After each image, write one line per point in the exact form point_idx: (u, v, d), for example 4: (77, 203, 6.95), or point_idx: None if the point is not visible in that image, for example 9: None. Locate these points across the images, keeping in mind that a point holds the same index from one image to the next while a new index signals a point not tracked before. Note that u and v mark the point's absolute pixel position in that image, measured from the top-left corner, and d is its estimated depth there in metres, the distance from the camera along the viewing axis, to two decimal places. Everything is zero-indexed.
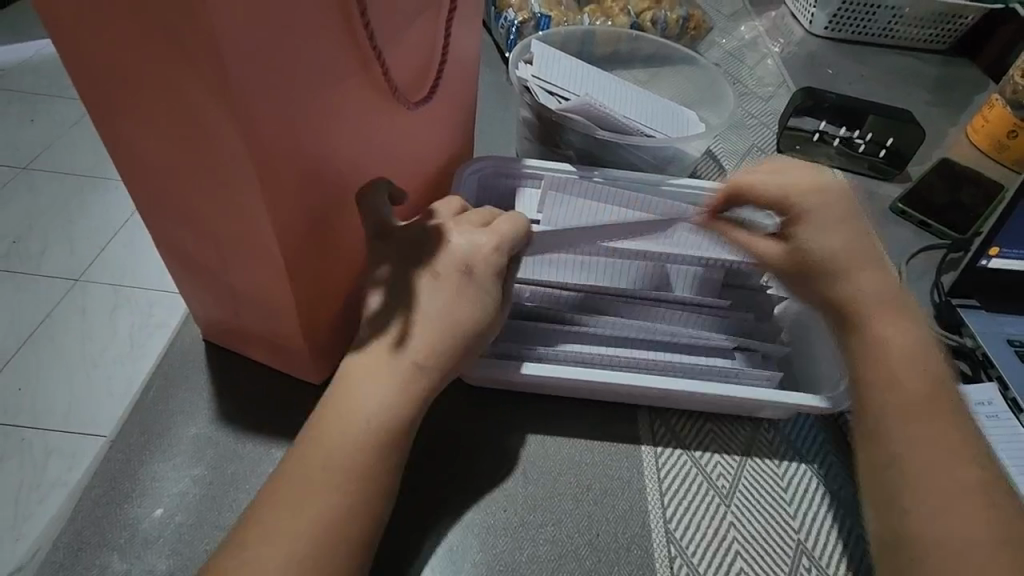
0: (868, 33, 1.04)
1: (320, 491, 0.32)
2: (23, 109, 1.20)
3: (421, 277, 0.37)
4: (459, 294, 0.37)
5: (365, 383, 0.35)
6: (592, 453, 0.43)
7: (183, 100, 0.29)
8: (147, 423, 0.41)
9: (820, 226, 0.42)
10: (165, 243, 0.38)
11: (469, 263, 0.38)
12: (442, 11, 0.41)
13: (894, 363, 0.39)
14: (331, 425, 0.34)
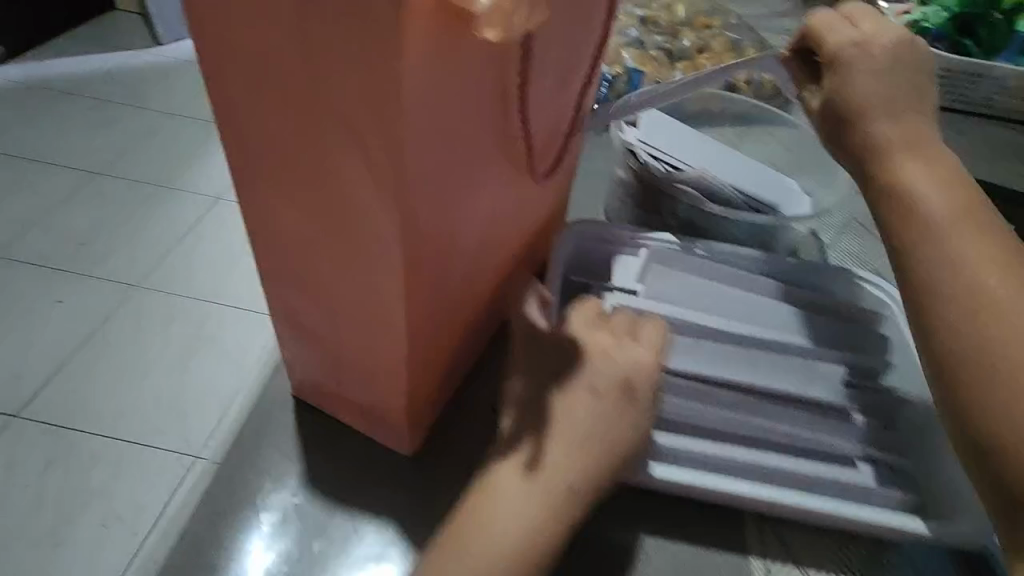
0: (968, 103, 0.98)
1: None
2: (110, 117, 1.25)
3: (581, 394, 0.36)
4: (618, 415, 0.35)
5: (511, 497, 0.33)
6: (698, 562, 0.39)
7: (340, 175, 0.27)
8: (236, 482, 0.39)
9: (868, 76, 0.42)
10: (278, 304, 0.37)
11: (630, 381, 0.36)
12: (578, 82, 0.40)
13: (948, 224, 0.37)
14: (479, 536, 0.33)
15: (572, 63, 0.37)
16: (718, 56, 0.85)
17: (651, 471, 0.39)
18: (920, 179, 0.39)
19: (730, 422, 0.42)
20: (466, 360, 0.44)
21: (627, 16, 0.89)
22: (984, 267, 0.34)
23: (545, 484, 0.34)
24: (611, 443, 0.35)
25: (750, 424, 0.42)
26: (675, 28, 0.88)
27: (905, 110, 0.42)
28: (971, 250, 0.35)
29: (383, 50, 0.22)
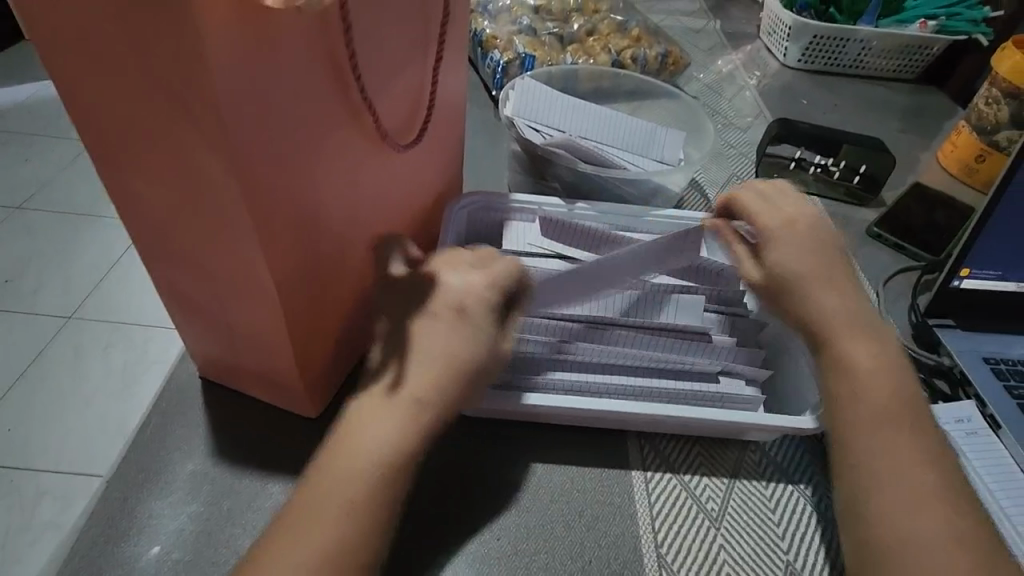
0: (838, 64, 1.09)
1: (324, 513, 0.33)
2: (19, 150, 1.22)
3: (426, 318, 0.39)
4: (453, 330, 0.38)
5: (366, 417, 0.36)
6: (581, 478, 0.44)
7: (183, 150, 0.30)
8: (145, 461, 0.41)
9: (782, 246, 0.44)
10: (163, 285, 0.40)
11: (462, 301, 0.39)
12: (430, 56, 0.44)
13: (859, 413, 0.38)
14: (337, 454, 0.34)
15: (415, 37, 0.41)
16: (605, 37, 0.90)
17: (524, 400, 0.43)
18: (837, 323, 0.41)
19: (596, 352, 0.46)
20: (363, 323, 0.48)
21: (520, 6, 0.94)
22: (876, 387, 0.39)
23: (402, 399, 0.36)
24: (461, 363, 0.38)
25: (614, 350, 0.46)
26: (566, 14, 0.94)
27: (833, 270, 0.44)
28: (868, 369, 0.39)
29: (187, 34, 0.25)
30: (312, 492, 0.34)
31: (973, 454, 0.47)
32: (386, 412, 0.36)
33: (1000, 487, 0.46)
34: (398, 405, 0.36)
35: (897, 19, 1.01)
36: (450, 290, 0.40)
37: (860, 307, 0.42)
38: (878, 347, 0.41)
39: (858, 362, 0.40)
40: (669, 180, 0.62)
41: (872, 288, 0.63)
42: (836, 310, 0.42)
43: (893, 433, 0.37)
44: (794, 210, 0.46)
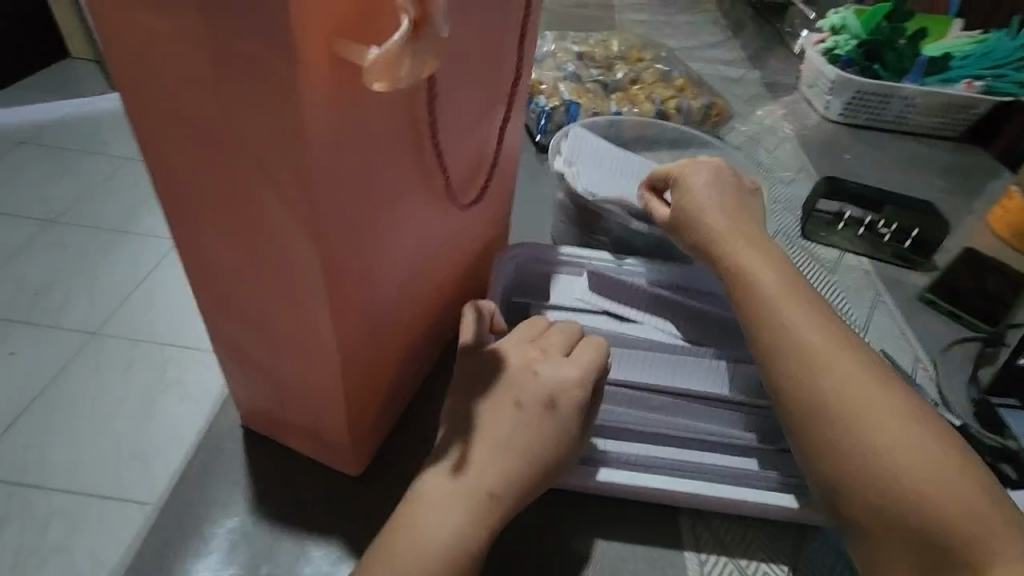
0: (881, 120, 1.08)
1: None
2: (62, 165, 1.25)
3: (507, 410, 0.38)
4: (541, 428, 0.37)
5: (435, 506, 0.35)
6: (632, 557, 0.42)
7: (264, 216, 0.30)
8: (184, 513, 0.40)
9: (708, 211, 0.47)
10: (219, 337, 0.40)
11: (554, 396, 0.38)
12: (496, 114, 0.44)
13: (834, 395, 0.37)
14: (404, 539, 0.34)
15: (486, 100, 0.41)
16: (649, 86, 0.91)
17: (599, 477, 0.42)
18: (766, 285, 0.42)
19: (647, 427, 0.45)
20: (410, 378, 0.47)
21: (564, 52, 0.95)
22: (845, 375, 0.37)
23: (469, 491, 0.35)
24: (539, 452, 0.37)
25: (668, 426, 0.45)
26: (609, 62, 0.95)
27: (771, 256, 0.45)
28: (844, 366, 0.38)
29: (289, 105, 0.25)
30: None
31: None
32: (452, 499, 0.35)
33: None
34: (465, 493, 0.35)
35: (943, 78, 1.01)
36: (542, 384, 0.39)
37: (793, 275, 0.43)
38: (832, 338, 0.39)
39: (831, 366, 0.37)
40: None
41: (928, 358, 0.61)
42: (777, 289, 0.41)
43: (880, 411, 0.36)
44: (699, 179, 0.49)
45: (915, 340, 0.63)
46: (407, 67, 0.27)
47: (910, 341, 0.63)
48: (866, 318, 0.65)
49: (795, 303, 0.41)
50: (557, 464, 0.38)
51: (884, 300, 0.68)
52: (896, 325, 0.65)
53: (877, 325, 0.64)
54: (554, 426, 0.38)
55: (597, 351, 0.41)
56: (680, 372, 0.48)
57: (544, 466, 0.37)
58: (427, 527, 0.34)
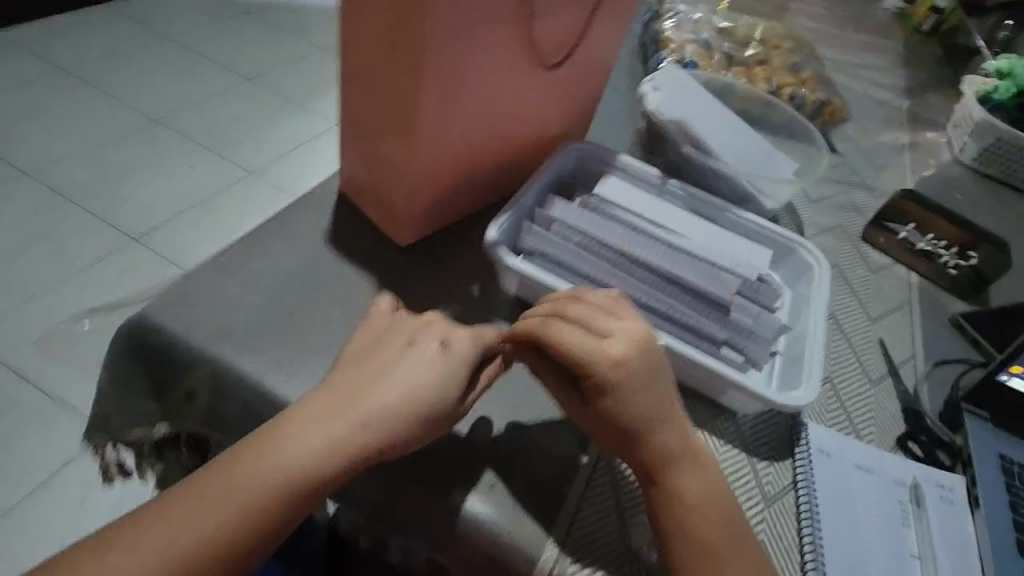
0: (1017, 178, 1.03)
1: (276, 471, 0.40)
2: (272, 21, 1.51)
3: (404, 342, 0.46)
4: (431, 364, 0.44)
5: (310, 421, 0.42)
6: None
7: (395, 5, 0.44)
8: (282, 222, 0.58)
9: (614, 333, 0.43)
10: (343, 108, 0.55)
11: (448, 341, 0.45)
12: (589, 7, 0.55)
13: (694, 515, 0.42)
14: (293, 434, 0.41)
15: None
16: (773, 70, 0.95)
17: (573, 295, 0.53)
18: (665, 442, 0.43)
19: (582, 259, 0.56)
20: (466, 199, 0.61)
21: (707, 23, 1.02)
22: (706, 512, 0.42)
23: (383, 371, 0.44)
24: (428, 389, 0.43)
25: (599, 264, 0.56)
26: (746, 42, 1.00)
27: (670, 401, 0.44)
28: (708, 484, 0.43)
29: None
30: (301, 416, 0.42)
31: (935, 514, 0.49)
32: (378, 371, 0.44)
33: (947, 549, 0.47)
34: (383, 369, 0.44)
35: None
36: (434, 333, 0.46)
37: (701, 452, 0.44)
38: (703, 473, 0.43)
39: (700, 502, 0.42)
40: (762, 190, 0.67)
41: (922, 361, 0.64)
42: (671, 445, 0.43)
43: (711, 524, 0.42)
44: (611, 325, 0.43)
45: (920, 345, 0.66)
46: None
47: (915, 343, 0.66)
48: (884, 313, 0.68)
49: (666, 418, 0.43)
50: (450, 380, 0.44)
51: (911, 308, 0.70)
52: (909, 328, 0.67)
53: (891, 322, 0.67)
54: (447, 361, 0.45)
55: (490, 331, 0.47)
56: (669, 259, 0.56)
57: (445, 375, 0.44)
58: (310, 429, 0.41)
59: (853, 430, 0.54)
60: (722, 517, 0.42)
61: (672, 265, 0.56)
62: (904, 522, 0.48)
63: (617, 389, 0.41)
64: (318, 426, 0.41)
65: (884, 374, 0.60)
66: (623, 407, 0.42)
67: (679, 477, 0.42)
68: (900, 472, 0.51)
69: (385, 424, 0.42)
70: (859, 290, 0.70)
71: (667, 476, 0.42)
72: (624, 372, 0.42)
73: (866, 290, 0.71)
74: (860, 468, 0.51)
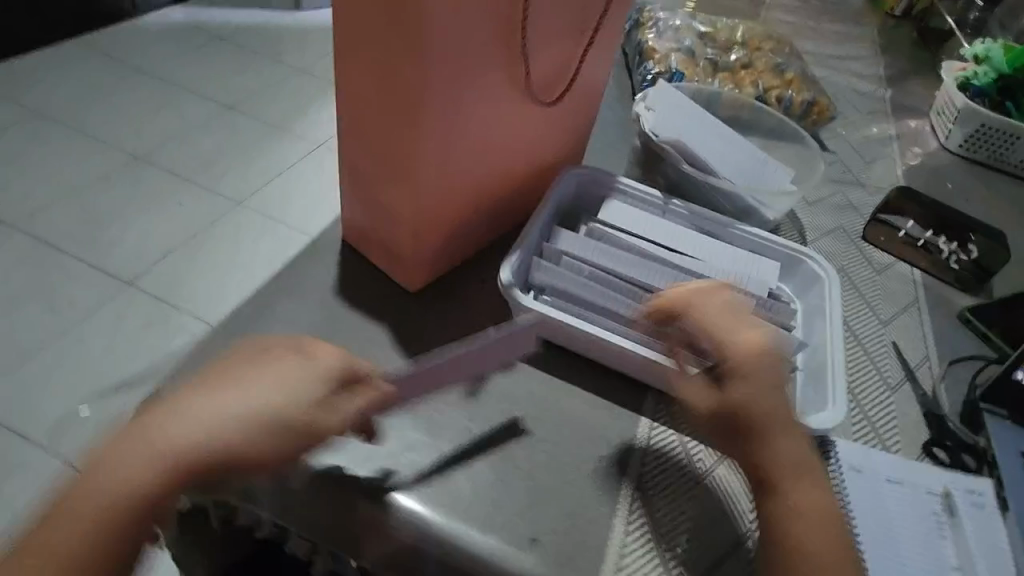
0: (1004, 161, 1.04)
1: (130, 462, 0.38)
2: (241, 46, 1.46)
3: (292, 357, 0.43)
4: (295, 373, 0.42)
5: (179, 415, 0.40)
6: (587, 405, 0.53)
7: (391, 57, 0.44)
8: (288, 278, 0.57)
9: (737, 336, 0.49)
10: (339, 155, 0.54)
11: (338, 358, 0.43)
12: (583, 39, 0.54)
13: (802, 514, 0.44)
14: (159, 433, 0.39)
15: (575, 22, 0.52)
16: (758, 73, 0.95)
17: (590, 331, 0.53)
18: (780, 445, 0.46)
19: (598, 291, 0.55)
20: (471, 238, 0.60)
21: (688, 29, 1.02)
22: (814, 514, 0.44)
23: (247, 380, 0.41)
24: (275, 386, 0.41)
25: (616, 296, 0.55)
26: (728, 46, 1.00)
27: (791, 420, 0.47)
28: (822, 500, 0.44)
29: None
30: (151, 420, 0.40)
31: (968, 521, 0.49)
32: (239, 386, 0.41)
33: (984, 557, 0.48)
34: (251, 382, 0.41)
35: None
36: (325, 354, 0.44)
37: (818, 472, 0.46)
38: (817, 493, 0.44)
39: (817, 509, 0.44)
40: (767, 202, 0.67)
41: (935, 361, 0.64)
42: (794, 453, 0.46)
43: (818, 538, 0.43)
44: (754, 334, 0.49)
45: (931, 345, 0.66)
46: None
47: (926, 344, 0.66)
48: (893, 315, 0.69)
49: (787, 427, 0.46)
50: (313, 396, 0.41)
51: (918, 307, 0.71)
52: (918, 328, 0.68)
53: (901, 324, 0.68)
54: (314, 370, 0.42)
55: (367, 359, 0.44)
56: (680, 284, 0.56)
57: (314, 387, 0.42)
58: (180, 423, 0.39)
59: (878, 441, 0.54)
60: (832, 537, 0.43)
61: (687, 292, 0.55)
62: (941, 534, 0.48)
63: (733, 375, 0.47)
64: (159, 433, 0.39)
65: (901, 379, 0.61)
66: (739, 393, 0.46)
67: (791, 479, 0.45)
68: (929, 483, 0.51)
69: (215, 432, 0.39)
70: (867, 292, 0.71)
71: (774, 480, 0.45)
72: (750, 364, 0.47)
73: (872, 292, 0.71)
74: (891, 481, 0.50)
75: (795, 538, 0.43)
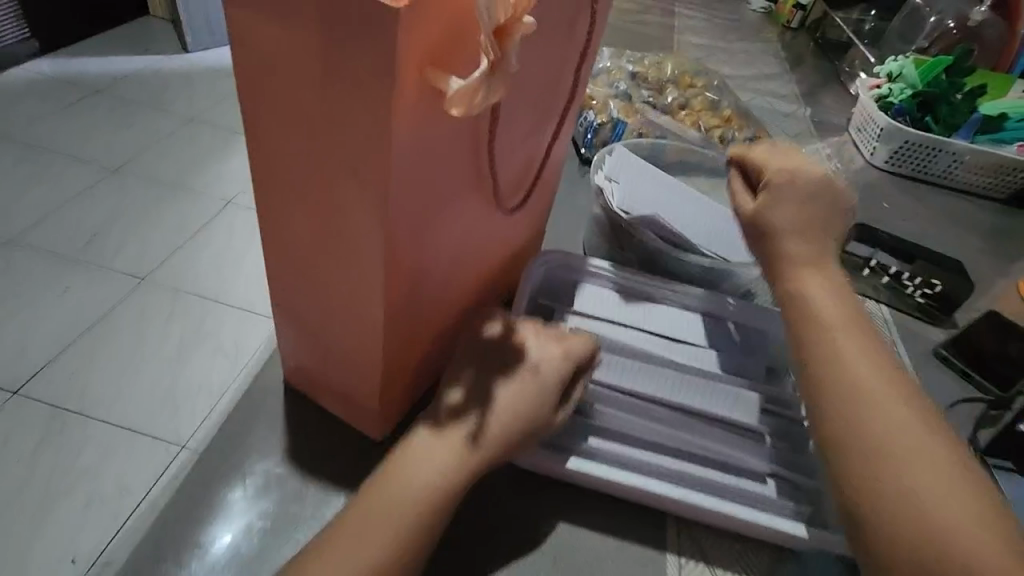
0: (927, 173, 1.08)
1: (379, 529, 0.37)
2: (114, 103, 1.20)
3: (491, 373, 0.45)
4: (523, 387, 0.44)
5: (429, 446, 0.41)
6: (598, 548, 0.47)
7: (341, 198, 0.35)
8: (225, 453, 0.46)
9: (787, 200, 0.50)
10: (275, 296, 0.45)
11: (537, 361, 0.45)
12: (548, 128, 0.48)
13: (871, 418, 0.38)
14: (360, 527, 0.37)
15: (541, 117, 0.45)
16: (696, 113, 0.93)
17: (594, 471, 0.47)
18: (835, 329, 0.43)
19: (605, 414, 0.50)
20: (440, 358, 0.52)
21: (619, 71, 0.98)
22: (894, 424, 0.37)
23: (448, 440, 0.41)
24: (523, 416, 0.43)
25: (624, 417, 0.50)
26: (660, 84, 0.98)
27: (860, 332, 0.43)
28: (884, 392, 0.39)
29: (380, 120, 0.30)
30: (365, 509, 0.38)
31: None
32: (435, 453, 0.41)
33: None
34: (446, 435, 0.42)
35: (994, 138, 1.02)
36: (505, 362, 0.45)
37: (914, 408, 0.39)
38: (877, 377, 0.40)
39: (872, 397, 0.39)
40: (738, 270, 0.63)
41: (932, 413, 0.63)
42: (835, 320, 0.44)
43: (894, 424, 0.38)
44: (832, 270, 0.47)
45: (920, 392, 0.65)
46: (482, 96, 0.31)
47: None
48: None
49: (851, 330, 0.43)
50: (540, 422, 0.44)
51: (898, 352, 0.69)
52: None
53: None
54: (538, 387, 0.44)
55: (579, 349, 0.47)
56: (679, 385, 0.52)
57: (534, 406, 0.44)
58: (363, 533, 0.37)
59: None
60: (907, 407, 0.38)
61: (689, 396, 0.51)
62: None
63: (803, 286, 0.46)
64: (367, 532, 0.37)
65: None
66: (794, 235, 0.48)
67: (855, 367, 0.41)
68: None
69: (435, 508, 0.39)
70: None
71: (829, 368, 0.41)
72: (812, 236, 0.48)
73: None
74: None
75: (915, 496, 0.35)
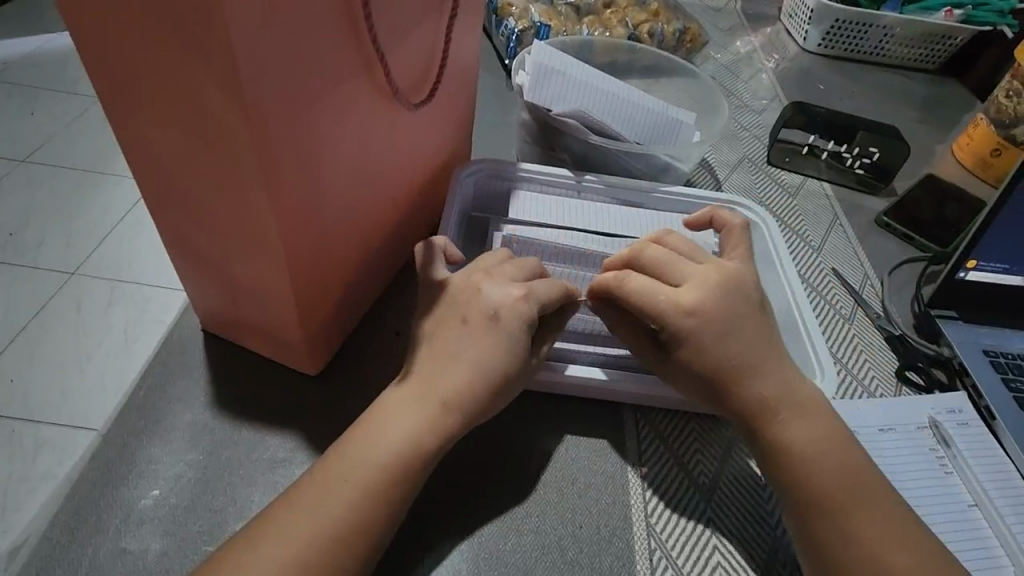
0: (860, 51, 1.07)
1: (328, 504, 0.35)
2: None
3: (452, 324, 0.41)
4: (488, 339, 0.40)
5: (397, 407, 0.38)
6: (555, 446, 0.46)
7: (200, 100, 0.30)
8: (146, 410, 0.42)
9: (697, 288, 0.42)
10: (165, 229, 0.40)
11: (498, 308, 0.40)
12: (445, 11, 0.43)
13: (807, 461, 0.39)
14: (310, 504, 0.35)
15: None
16: (622, 10, 0.88)
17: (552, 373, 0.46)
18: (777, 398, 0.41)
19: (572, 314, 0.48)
20: (370, 283, 0.49)
21: None
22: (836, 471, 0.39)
23: (419, 400, 0.39)
24: (490, 363, 0.40)
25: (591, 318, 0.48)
26: None
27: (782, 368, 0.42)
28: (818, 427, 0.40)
29: None
30: (314, 479, 0.36)
31: (964, 447, 0.48)
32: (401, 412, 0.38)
33: (990, 478, 0.47)
34: (413, 400, 0.39)
35: (922, 6, 0.99)
36: (482, 299, 0.41)
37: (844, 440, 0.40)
38: (811, 417, 0.41)
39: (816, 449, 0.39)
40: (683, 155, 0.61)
41: (878, 277, 0.63)
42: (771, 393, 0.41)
43: (832, 471, 0.39)
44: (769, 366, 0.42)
45: (864, 258, 0.66)
46: None
47: (861, 261, 0.65)
48: (822, 239, 0.67)
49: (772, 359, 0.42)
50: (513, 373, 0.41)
51: (842, 225, 0.69)
52: (849, 245, 0.67)
53: (832, 244, 0.67)
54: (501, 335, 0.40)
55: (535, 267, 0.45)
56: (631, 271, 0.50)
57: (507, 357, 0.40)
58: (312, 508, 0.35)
59: (862, 389, 0.52)
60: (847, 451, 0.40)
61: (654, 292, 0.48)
62: (945, 470, 0.46)
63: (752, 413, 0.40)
64: (318, 498, 0.35)
65: (854, 307, 0.59)
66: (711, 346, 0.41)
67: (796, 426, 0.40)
68: (916, 417, 0.49)
69: (394, 475, 0.36)
70: (793, 222, 0.68)
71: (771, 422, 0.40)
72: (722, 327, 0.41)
73: (800, 220, 0.69)
74: (885, 430, 0.48)
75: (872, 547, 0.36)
